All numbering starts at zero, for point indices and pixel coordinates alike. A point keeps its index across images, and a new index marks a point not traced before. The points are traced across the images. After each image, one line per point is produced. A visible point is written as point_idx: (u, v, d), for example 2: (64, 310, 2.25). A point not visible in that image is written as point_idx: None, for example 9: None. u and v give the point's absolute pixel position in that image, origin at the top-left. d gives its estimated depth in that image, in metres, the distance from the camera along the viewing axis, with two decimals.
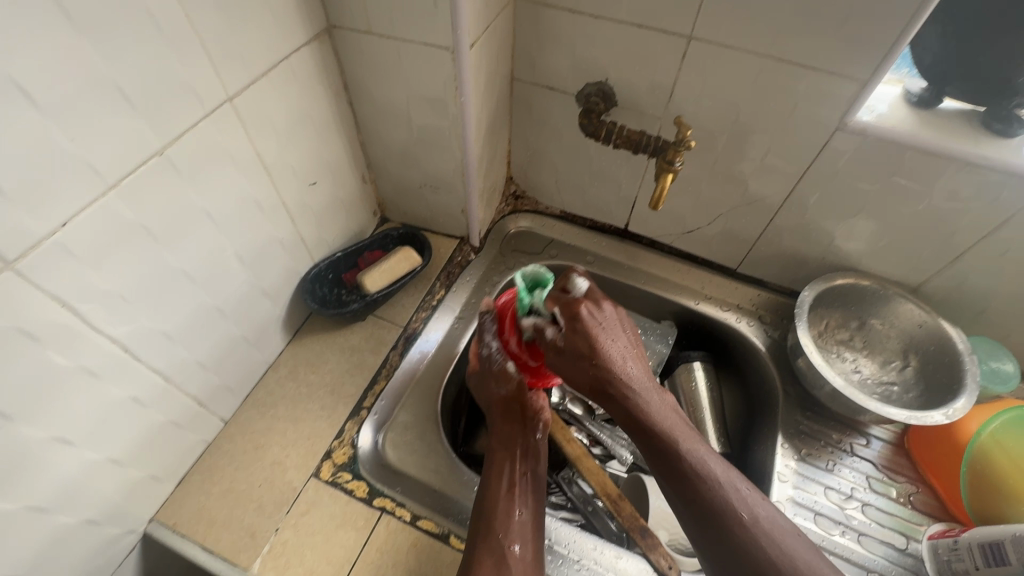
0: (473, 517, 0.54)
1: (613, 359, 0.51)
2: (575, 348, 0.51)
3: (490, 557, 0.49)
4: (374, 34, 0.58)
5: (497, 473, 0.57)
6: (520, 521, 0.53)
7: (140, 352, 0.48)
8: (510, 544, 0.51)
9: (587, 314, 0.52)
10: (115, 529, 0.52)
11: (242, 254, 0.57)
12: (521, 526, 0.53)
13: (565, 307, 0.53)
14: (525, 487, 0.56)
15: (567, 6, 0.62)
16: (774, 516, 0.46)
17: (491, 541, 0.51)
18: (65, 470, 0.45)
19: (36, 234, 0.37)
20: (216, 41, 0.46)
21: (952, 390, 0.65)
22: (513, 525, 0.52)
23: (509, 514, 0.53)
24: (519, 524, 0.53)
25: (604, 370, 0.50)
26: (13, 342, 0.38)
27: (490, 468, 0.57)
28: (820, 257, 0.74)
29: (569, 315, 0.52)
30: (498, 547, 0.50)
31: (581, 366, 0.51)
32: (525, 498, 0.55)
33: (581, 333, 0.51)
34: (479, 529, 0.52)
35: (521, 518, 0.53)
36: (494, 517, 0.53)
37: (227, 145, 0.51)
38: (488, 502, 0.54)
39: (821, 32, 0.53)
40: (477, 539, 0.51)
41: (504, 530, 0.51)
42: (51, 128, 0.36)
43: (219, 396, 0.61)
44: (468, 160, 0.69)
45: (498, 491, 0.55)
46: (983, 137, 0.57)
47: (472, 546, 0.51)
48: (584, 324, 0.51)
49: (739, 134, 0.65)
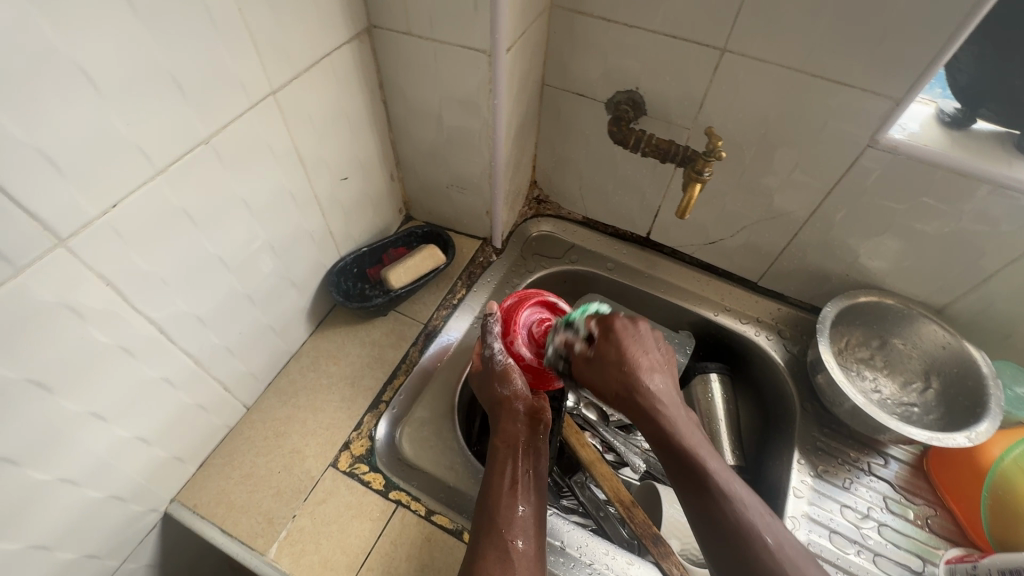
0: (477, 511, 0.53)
1: (641, 371, 0.51)
2: (604, 358, 0.53)
3: (494, 550, 0.49)
4: (412, 35, 0.59)
5: (502, 468, 0.56)
6: (523, 516, 0.52)
7: (175, 335, 0.50)
8: (513, 541, 0.50)
9: (621, 326, 0.54)
10: (138, 507, 0.53)
11: (273, 245, 0.58)
12: (524, 521, 0.52)
13: (600, 321, 0.55)
14: (528, 483, 0.55)
15: (602, 14, 0.63)
16: (793, 542, 0.45)
17: (496, 535, 0.50)
18: (97, 445, 0.46)
19: (88, 214, 0.38)
20: (265, 36, 0.47)
21: (975, 414, 0.64)
22: (517, 522, 0.51)
23: (512, 510, 0.52)
24: (522, 521, 0.52)
25: (632, 382, 0.51)
26: (60, 318, 0.39)
27: (494, 461, 0.56)
28: (843, 273, 0.74)
29: (603, 328, 0.54)
30: (502, 544, 0.50)
31: (608, 372, 0.52)
32: (528, 494, 0.54)
33: (612, 342, 0.53)
34: (483, 522, 0.52)
35: (524, 514, 0.52)
36: (497, 515, 0.52)
37: (267, 137, 0.52)
38: (491, 500, 0.53)
39: (857, 50, 0.53)
40: (481, 535, 0.51)
41: (508, 526, 0.51)
42: (109, 112, 0.37)
43: (243, 382, 0.62)
44: (497, 162, 0.70)
45: (502, 487, 0.54)
46: (1016, 160, 0.56)
47: (476, 541, 0.51)
48: (618, 333, 0.53)
49: (768, 147, 0.65)
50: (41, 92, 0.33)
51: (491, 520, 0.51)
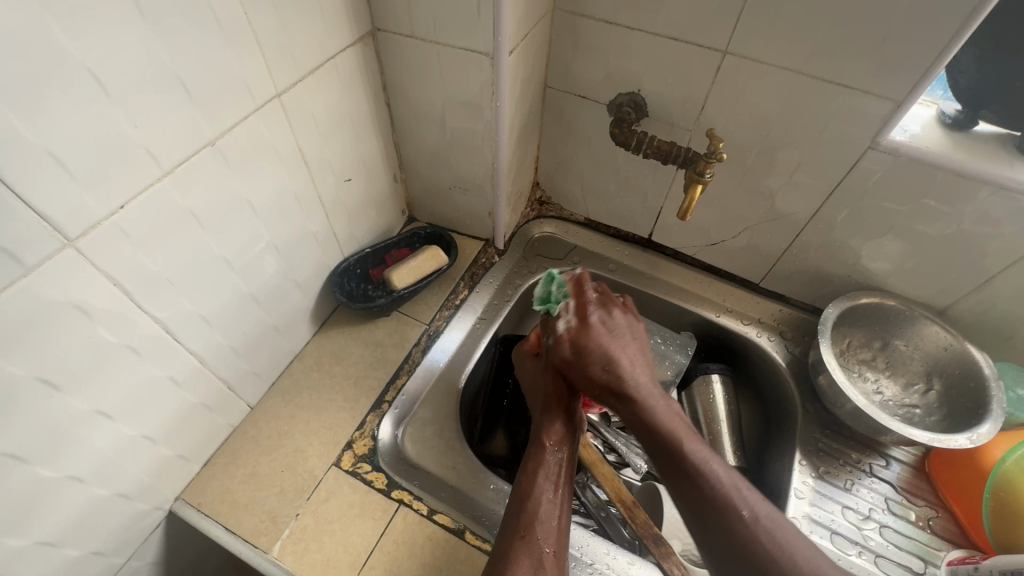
0: (511, 514, 0.52)
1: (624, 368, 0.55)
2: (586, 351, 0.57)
3: (528, 557, 0.48)
4: (416, 37, 0.60)
5: (544, 475, 0.54)
6: (559, 527, 0.51)
7: (180, 334, 0.50)
8: (545, 548, 0.49)
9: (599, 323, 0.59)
10: (143, 505, 0.54)
11: (277, 246, 0.59)
12: (560, 533, 0.51)
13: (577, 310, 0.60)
14: (566, 494, 0.54)
15: (604, 17, 0.64)
16: (773, 514, 0.45)
17: (532, 542, 0.49)
18: (104, 443, 0.47)
19: (96, 214, 0.39)
20: (270, 39, 0.48)
21: (977, 415, 0.64)
22: (552, 530, 0.50)
23: (550, 519, 0.51)
24: (558, 530, 0.51)
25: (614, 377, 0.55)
26: (68, 317, 0.40)
27: (535, 465, 0.55)
28: (845, 275, 0.74)
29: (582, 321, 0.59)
30: (537, 552, 0.48)
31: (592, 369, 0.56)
32: (565, 506, 0.53)
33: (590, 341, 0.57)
34: (519, 526, 0.50)
35: (560, 525, 0.51)
36: (533, 520, 0.50)
37: (272, 139, 0.52)
38: (530, 504, 0.52)
39: (858, 53, 0.53)
40: (514, 539, 0.49)
41: (544, 534, 0.50)
42: (117, 115, 0.38)
43: (247, 381, 0.63)
44: (499, 163, 0.70)
45: (541, 493, 0.53)
46: (1018, 162, 0.57)
47: (508, 544, 0.49)
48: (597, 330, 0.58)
49: (770, 149, 0.66)
50: (51, 95, 0.34)
51: (528, 525, 0.50)
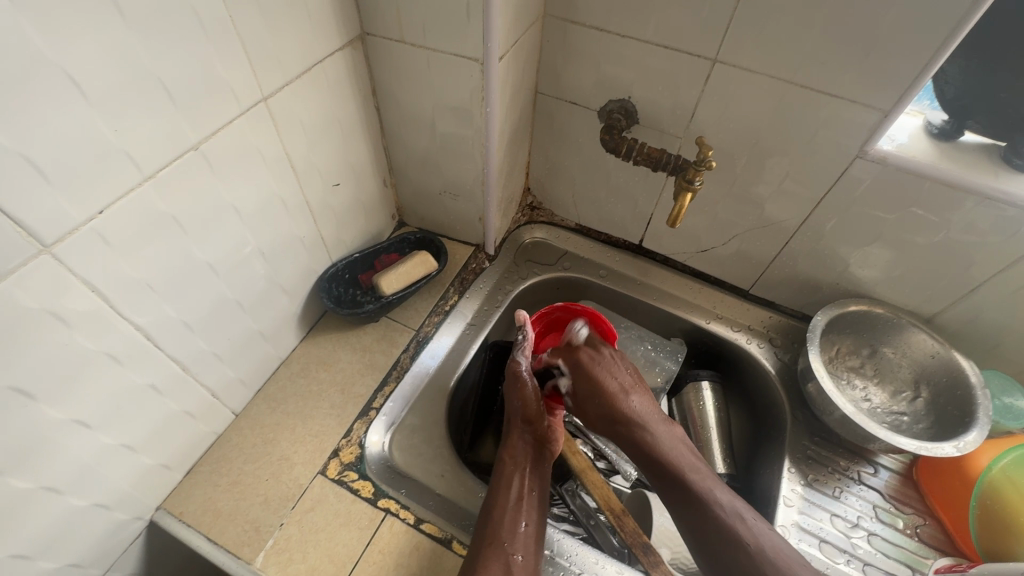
0: (479, 523, 0.56)
1: (610, 387, 0.63)
2: (590, 381, 0.64)
3: (497, 562, 0.52)
4: (405, 42, 0.59)
5: (506, 484, 0.60)
6: (524, 533, 0.55)
7: (161, 340, 0.49)
8: (511, 554, 0.53)
9: (587, 359, 0.66)
10: (123, 515, 0.53)
11: (264, 251, 0.58)
12: (525, 537, 0.55)
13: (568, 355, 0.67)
14: (530, 502, 0.59)
15: (595, 24, 0.64)
16: (776, 544, 0.52)
17: (499, 547, 0.53)
18: (83, 453, 0.46)
19: (73, 220, 0.38)
20: (254, 41, 0.47)
21: (963, 423, 0.64)
22: (515, 536, 0.54)
23: (515, 526, 0.55)
24: (522, 536, 0.55)
25: (611, 406, 0.63)
26: (42, 324, 0.39)
27: (501, 477, 0.60)
28: (833, 282, 0.74)
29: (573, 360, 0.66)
30: (504, 556, 0.52)
31: (592, 400, 0.64)
32: (530, 512, 0.58)
33: (585, 373, 0.65)
34: (487, 534, 0.54)
35: (525, 531, 0.56)
36: (500, 529, 0.54)
37: (258, 144, 0.52)
38: (496, 513, 0.56)
39: (846, 61, 0.54)
40: (483, 544, 0.53)
41: (509, 541, 0.54)
42: (95, 117, 0.37)
43: (232, 388, 0.62)
44: (489, 169, 0.70)
45: (506, 501, 0.57)
46: (1003, 172, 0.57)
47: (478, 552, 0.53)
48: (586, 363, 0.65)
49: (758, 157, 0.66)
50: (27, 98, 0.33)
51: (495, 532, 0.54)
